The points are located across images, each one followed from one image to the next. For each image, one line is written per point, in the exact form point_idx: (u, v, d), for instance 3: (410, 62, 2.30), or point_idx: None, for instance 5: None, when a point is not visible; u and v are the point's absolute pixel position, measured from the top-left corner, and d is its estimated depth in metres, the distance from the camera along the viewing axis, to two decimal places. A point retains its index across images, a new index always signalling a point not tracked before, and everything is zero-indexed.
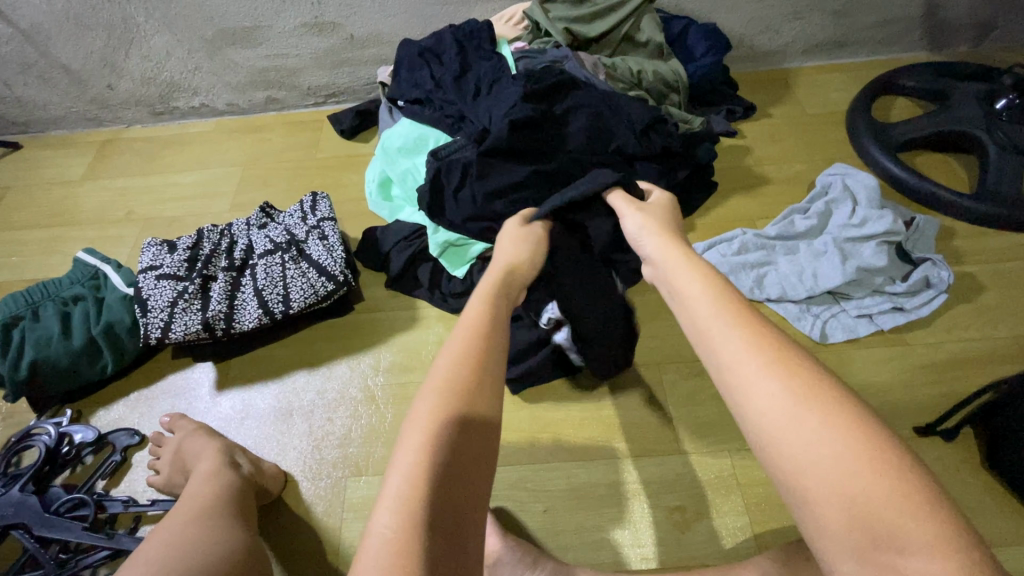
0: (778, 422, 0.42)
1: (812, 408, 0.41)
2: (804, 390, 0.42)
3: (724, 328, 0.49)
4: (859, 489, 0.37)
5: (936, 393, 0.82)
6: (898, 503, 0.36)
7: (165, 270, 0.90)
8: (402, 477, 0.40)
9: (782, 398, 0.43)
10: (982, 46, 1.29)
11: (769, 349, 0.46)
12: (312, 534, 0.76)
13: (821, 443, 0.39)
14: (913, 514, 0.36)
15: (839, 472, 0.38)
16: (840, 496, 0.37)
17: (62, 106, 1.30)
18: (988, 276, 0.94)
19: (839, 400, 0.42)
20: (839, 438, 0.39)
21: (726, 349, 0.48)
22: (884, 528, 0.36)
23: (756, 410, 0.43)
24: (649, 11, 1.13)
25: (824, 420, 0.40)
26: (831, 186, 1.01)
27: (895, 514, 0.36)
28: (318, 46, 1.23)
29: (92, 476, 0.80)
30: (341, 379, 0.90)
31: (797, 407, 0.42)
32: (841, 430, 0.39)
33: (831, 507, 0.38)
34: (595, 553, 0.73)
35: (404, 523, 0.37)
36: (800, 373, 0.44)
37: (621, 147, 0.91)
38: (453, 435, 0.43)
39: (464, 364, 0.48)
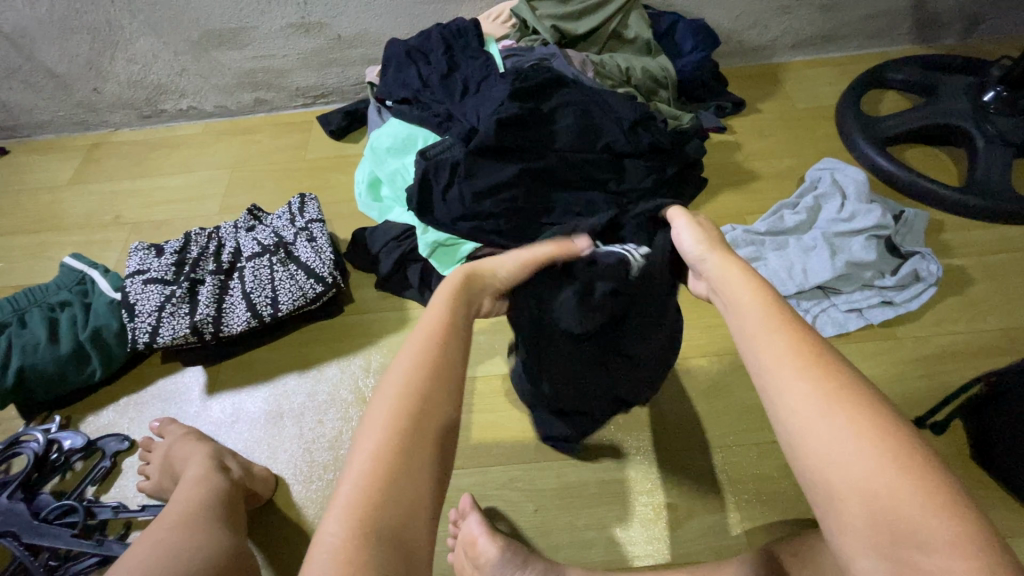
0: (801, 418, 0.39)
1: (838, 404, 0.38)
2: (835, 388, 0.39)
3: (761, 327, 0.45)
4: (883, 487, 0.34)
5: (926, 386, 0.82)
6: (924, 502, 0.33)
7: (152, 275, 0.89)
8: (356, 482, 0.39)
9: (809, 394, 0.39)
10: (970, 39, 1.29)
11: (803, 348, 0.42)
12: (304, 537, 0.76)
13: (845, 439, 0.36)
14: (939, 513, 0.33)
15: (863, 469, 0.35)
16: (863, 491, 0.34)
17: (47, 110, 1.29)
18: (976, 268, 0.94)
19: (872, 399, 0.38)
20: (865, 435, 0.36)
21: (763, 347, 0.44)
22: (905, 529, 0.33)
23: (785, 408, 0.40)
24: (636, 7, 1.13)
25: (850, 417, 0.37)
26: (821, 180, 1.01)
27: (919, 512, 0.33)
28: (305, 46, 1.22)
29: (82, 483, 0.79)
30: (331, 381, 0.90)
31: (825, 402, 0.39)
32: (868, 428, 0.36)
33: (852, 502, 0.35)
34: (587, 552, 0.73)
35: (354, 527, 0.36)
36: (836, 373, 0.40)
37: (609, 145, 0.91)
38: (412, 435, 0.41)
39: (420, 365, 0.45)
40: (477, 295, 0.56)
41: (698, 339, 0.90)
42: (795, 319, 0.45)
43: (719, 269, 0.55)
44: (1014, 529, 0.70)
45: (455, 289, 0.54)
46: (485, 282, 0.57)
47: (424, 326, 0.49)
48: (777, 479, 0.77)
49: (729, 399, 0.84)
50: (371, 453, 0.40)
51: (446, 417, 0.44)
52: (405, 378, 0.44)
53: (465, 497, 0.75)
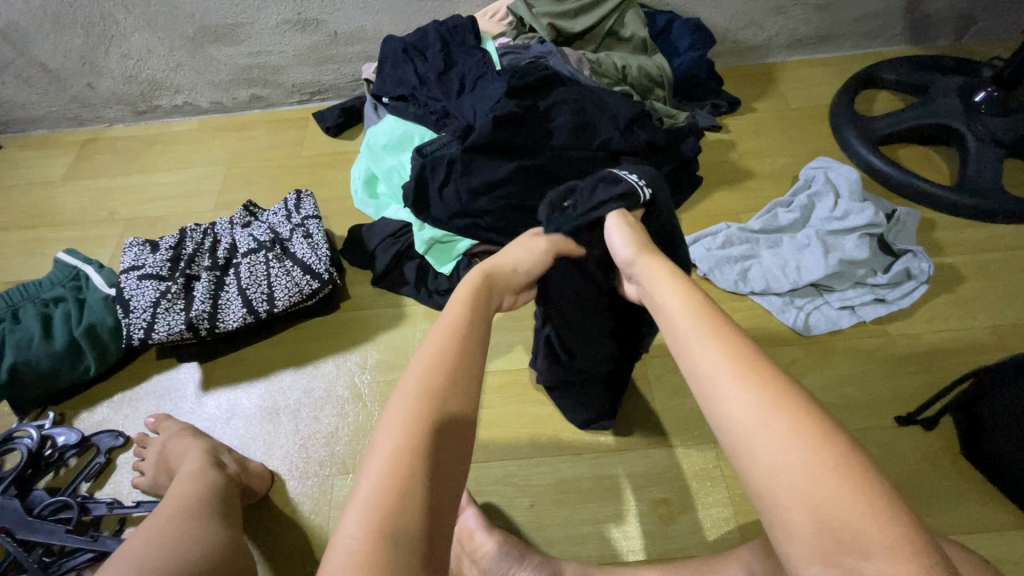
0: (744, 428, 0.39)
1: (779, 413, 0.39)
2: (774, 394, 0.40)
3: (700, 335, 0.46)
4: (827, 494, 0.35)
5: (916, 383, 0.83)
6: (862, 508, 0.34)
7: (147, 271, 0.89)
8: (373, 481, 0.39)
9: (752, 403, 0.40)
10: (963, 41, 1.31)
11: (742, 355, 0.44)
12: (301, 533, 0.76)
13: (788, 448, 0.37)
14: (878, 520, 0.33)
15: (807, 476, 0.36)
16: (807, 500, 0.35)
17: (41, 105, 1.28)
18: (967, 266, 0.95)
19: (807, 407, 0.39)
20: (805, 443, 0.37)
21: (701, 355, 0.45)
22: (847, 536, 0.33)
23: (725, 417, 0.41)
24: (632, 6, 1.14)
25: (790, 426, 0.38)
26: (814, 179, 1.02)
27: (860, 519, 0.33)
28: (301, 43, 1.22)
29: (76, 479, 0.79)
30: (327, 377, 0.90)
31: (765, 411, 0.39)
32: (807, 434, 0.37)
33: (797, 511, 0.35)
34: (582, 547, 0.74)
35: (371, 528, 0.37)
36: (773, 379, 0.41)
37: (606, 143, 0.90)
38: (426, 435, 0.42)
39: (435, 366, 0.47)
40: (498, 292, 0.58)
41: None
42: (730, 329, 0.46)
43: (648, 272, 0.56)
44: (1002, 522, 0.71)
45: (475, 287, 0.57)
46: (509, 278, 0.60)
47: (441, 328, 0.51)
48: None
49: None
50: (384, 453, 0.41)
51: (457, 414, 0.44)
52: (423, 376, 0.46)
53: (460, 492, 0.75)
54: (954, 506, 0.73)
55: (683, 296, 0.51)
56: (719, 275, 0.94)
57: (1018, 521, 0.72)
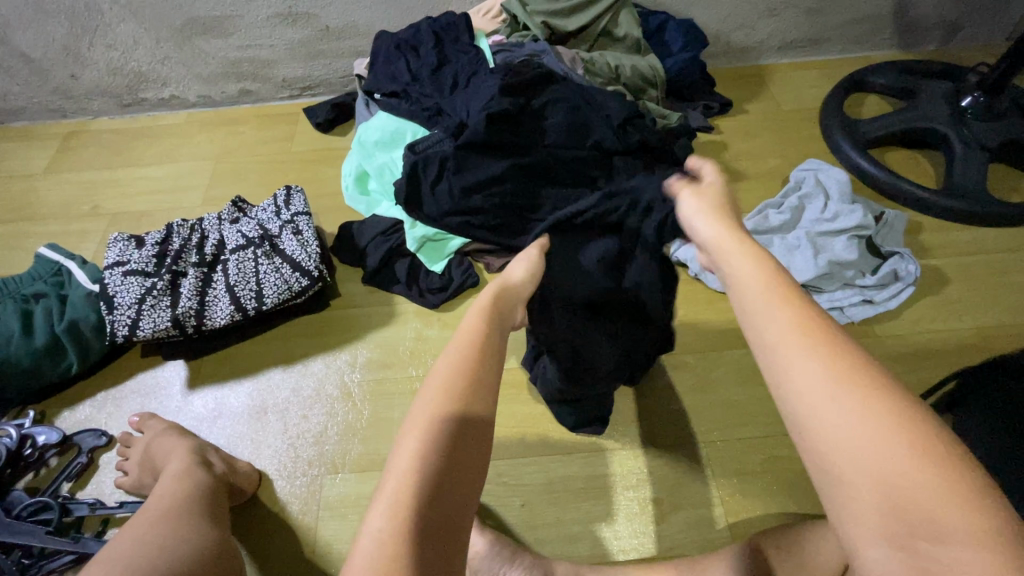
0: (811, 401, 0.35)
1: (853, 389, 0.34)
2: (841, 364, 0.36)
3: (760, 296, 0.42)
4: (904, 477, 0.31)
5: (904, 382, 0.84)
6: (944, 495, 0.30)
7: (132, 266, 0.87)
8: (399, 478, 0.38)
9: (820, 375, 0.36)
10: (949, 46, 1.33)
11: (806, 320, 0.39)
12: (289, 532, 0.75)
13: (859, 425, 0.33)
14: (959, 505, 0.30)
15: (881, 456, 0.32)
16: (879, 482, 0.31)
17: (22, 96, 1.25)
18: (952, 268, 0.97)
19: (880, 380, 0.35)
20: (882, 421, 0.33)
21: (763, 316, 0.40)
22: (923, 521, 0.30)
23: (790, 387, 0.36)
24: (626, 6, 1.14)
25: (864, 402, 0.34)
26: (805, 182, 1.03)
27: (939, 505, 0.30)
28: (292, 37, 1.20)
29: (57, 479, 0.77)
30: (317, 376, 0.89)
31: (837, 383, 0.35)
32: (883, 410, 0.33)
33: (868, 491, 0.32)
34: (573, 546, 0.73)
35: (397, 525, 0.36)
36: (842, 349, 0.37)
37: (599, 143, 0.89)
38: (447, 437, 0.40)
39: (468, 356, 0.46)
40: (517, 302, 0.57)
41: (683, 335, 0.91)
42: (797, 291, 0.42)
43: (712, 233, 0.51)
44: None
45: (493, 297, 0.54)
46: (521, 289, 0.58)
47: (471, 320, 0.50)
48: (761, 473, 0.78)
49: (713, 397, 0.85)
50: (415, 438, 0.40)
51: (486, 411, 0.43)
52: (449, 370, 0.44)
53: None
54: None
55: (744, 256, 0.46)
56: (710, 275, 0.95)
57: None
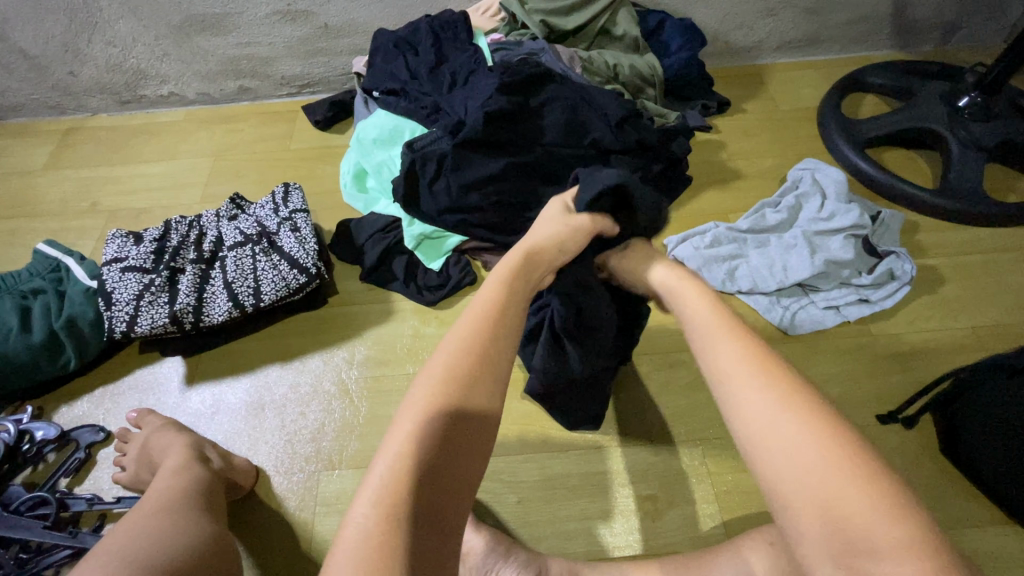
0: (758, 430, 0.42)
1: (794, 417, 0.41)
2: (783, 396, 0.43)
3: (718, 337, 0.50)
4: (840, 495, 0.37)
5: (899, 381, 0.85)
6: (875, 511, 0.36)
7: (130, 263, 0.87)
8: (392, 460, 0.40)
9: (766, 406, 0.43)
10: (947, 46, 1.33)
11: (757, 357, 0.47)
12: (286, 528, 0.76)
13: (799, 449, 0.39)
14: (886, 519, 0.35)
15: (822, 475, 0.38)
16: (817, 498, 0.37)
17: (21, 93, 1.25)
18: (948, 268, 0.97)
19: (818, 411, 0.42)
20: (819, 446, 0.39)
21: (719, 356, 0.48)
22: (856, 532, 0.35)
23: (743, 420, 0.43)
24: (624, 5, 1.14)
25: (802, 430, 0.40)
26: (802, 180, 1.03)
27: (869, 518, 0.35)
28: (291, 34, 1.20)
29: (55, 474, 0.78)
30: (314, 373, 0.89)
31: (780, 412, 0.42)
32: (822, 435, 0.40)
33: (809, 509, 0.37)
34: (569, 543, 0.74)
35: (388, 511, 0.38)
36: (785, 384, 0.44)
37: (596, 141, 0.91)
38: (441, 426, 0.43)
39: (471, 346, 0.48)
40: (540, 271, 0.59)
41: (680, 334, 0.92)
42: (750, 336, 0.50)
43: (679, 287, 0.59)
44: (979, 518, 0.73)
45: (514, 268, 0.57)
46: (548, 255, 0.59)
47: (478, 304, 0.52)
48: None
49: (709, 394, 0.85)
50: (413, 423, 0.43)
51: (487, 403, 0.46)
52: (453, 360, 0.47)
53: None
54: (933, 503, 0.75)
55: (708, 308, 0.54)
56: (708, 273, 0.95)
57: (994, 517, 0.73)
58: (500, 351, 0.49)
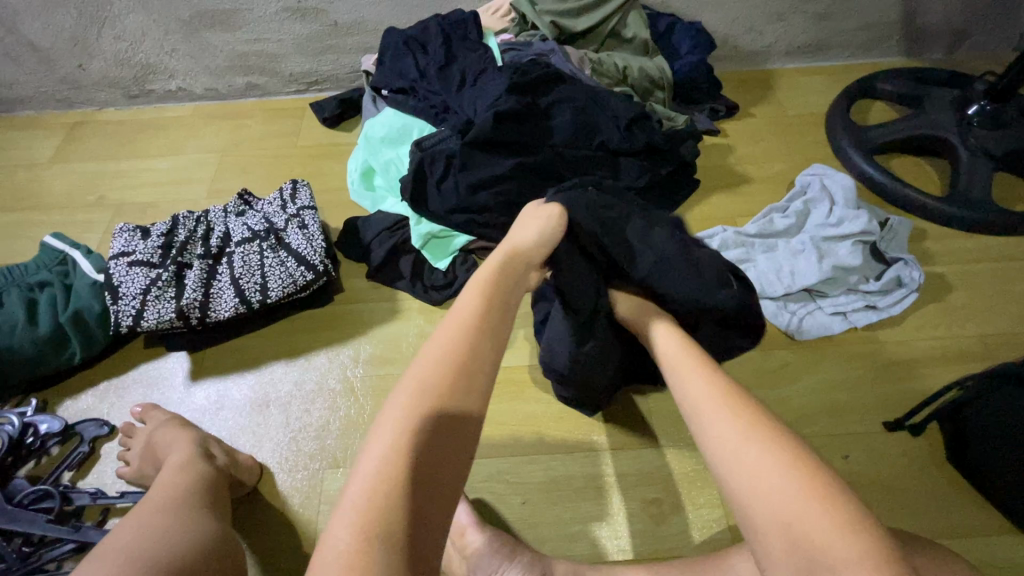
0: (725, 454, 0.45)
1: (756, 439, 0.44)
2: (745, 420, 0.46)
3: (687, 369, 0.53)
4: (795, 514, 0.40)
5: (905, 388, 0.85)
6: (833, 530, 0.38)
7: (137, 257, 0.87)
8: (363, 483, 0.40)
9: (732, 431, 0.45)
10: (956, 54, 1.33)
11: (722, 386, 0.50)
12: (290, 526, 0.75)
13: (759, 473, 0.42)
14: (842, 537, 0.38)
15: (780, 497, 0.41)
16: (779, 521, 0.40)
17: (29, 85, 1.25)
18: (956, 275, 0.97)
19: (781, 435, 0.44)
20: (778, 467, 0.42)
21: (687, 388, 0.51)
22: (814, 551, 0.38)
23: (707, 444, 0.47)
24: (635, 7, 1.14)
25: (765, 452, 0.43)
26: (810, 186, 1.03)
27: (826, 537, 0.38)
28: (300, 32, 1.20)
29: (58, 467, 0.77)
30: (319, 370, 0.89)
31: (744, 437, 0.45)
32: (782, 459, 0.42)
33: (771, 532, 0.40)
34: (573, 545, 0.74)
35: (360, 533, 0.37)
36: (748, 408, 0.47)
37: (605, 143, 0.92)
38: (418, 442, 0.42)
39: (448, 358, 0.47)
40: (526, 270, 0.59)
41: None
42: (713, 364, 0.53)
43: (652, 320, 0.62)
44: (982, 526, 0.73)
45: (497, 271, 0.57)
46: (531, 254, 0.59)
47: (455, 312, 0.52)
48: None
49: None
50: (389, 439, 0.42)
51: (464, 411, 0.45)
52: (427, 374, 0.46)
53: None
54: (938, 511, 0.74)
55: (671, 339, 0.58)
56: None
57: (999, 526, 0.73)
58: (478, 355, 0.49)
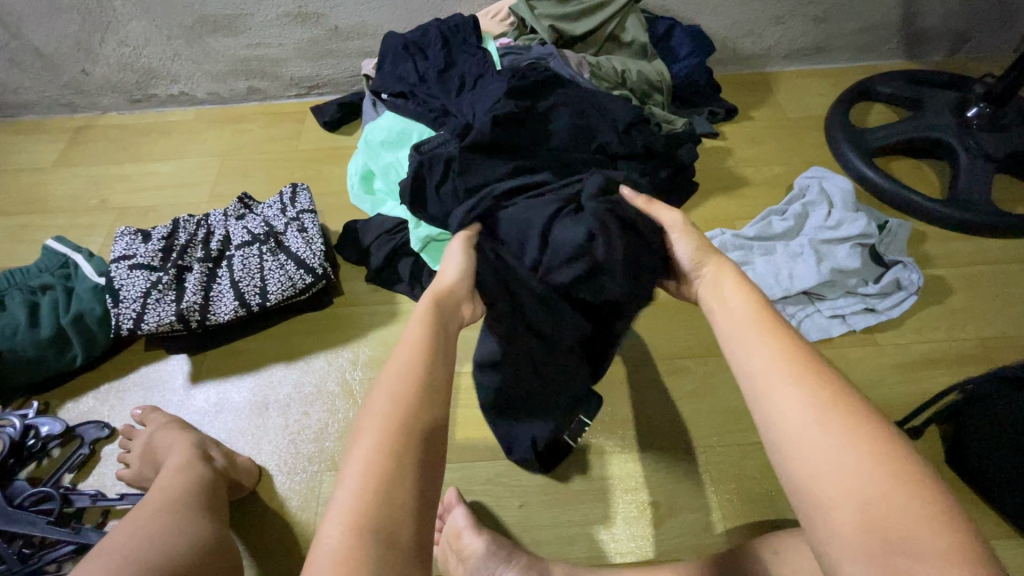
0: (797, 425, 0.41)
1: (837, 415, 0.40)
2: (822, 394, 0.42)
3: (753, 333, 0.48)
4: (875, 494, 0.36)
5: (903, 392, 0.84)
6: (919, 517, 0.34)
7: (138, 260, 0.88)
8: (349, 485, 0.40)
9: (807, 404, 0.41)
10: (957, 56, 1.33)
11: (796, 357, 0.45)
12: (288, 528, 0.76)
13: (838, 449, 0.38)
14: (929, 525, 0.34)
15: (859, 475, 0.37)
16: (857, 500, 0.36)
17: (34, 90, 1.26)
18: (956, 278, 0.96)
19: (862, 413, 0.40)
20: (857, 447, 0.38)
21: (753, 357, 0.46)
22: (895, 534, 0.34)
23: (776, 413, 0.42)
24: (633, 11, 1.14)
25: (845, 429, 0.39)
26: (808, 189, 1.03)
27: (910, 521, 0.34)
28: (300, 36, 1.21)
29: (59, 469, 0.78)
30: (318, 373, 0.89)
31: (821, 411, 0.40)
32: (862, 437, 0.38)
33: (845, 510, 0.36)
34: (571, 548, 0.74)
35: (349, 533, 0.37)
36: (825, 382, 0.42)
37: (603, 146, 0.91)
38: (399, 448, 0.42)
39: (412, 366, 0.47)
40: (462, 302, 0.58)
41: (686, 340, 0.91)
42: (786, 330, 0.48)
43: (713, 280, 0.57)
44: (983, 531, 0.73)
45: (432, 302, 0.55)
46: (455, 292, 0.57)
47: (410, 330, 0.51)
48: (759, 479, 0.78)
49: (714, 402, 0.85)
50: (369, 439, 0.42)
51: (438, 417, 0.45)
52: (390, 387, 0.45)
53: (450, 490, 0.75)
54: None
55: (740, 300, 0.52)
56: None
57: (998, 530, 0.73)
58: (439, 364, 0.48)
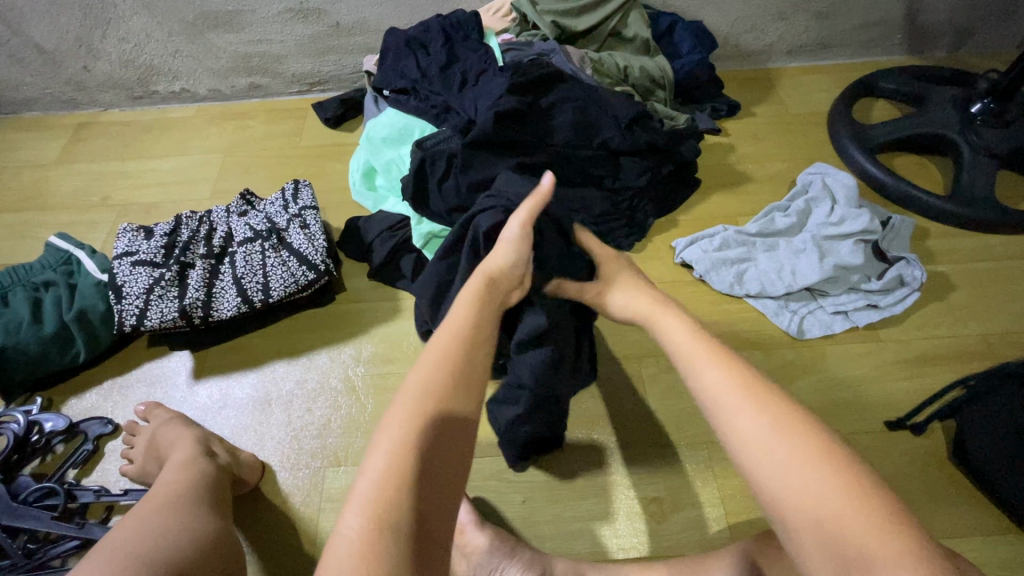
0: (751, 451, 0.43)
1: (787, 437, 0.42)
2: (774, 417, 0.44)
3: (702, 359, 0.50)
4: (828, 511, 0.38)
5: (906, 388, 0.84)
6: (870, 527, 0.37)
7: (140, 257, 0.88)
8: (372, 478, 0.40)
9: (763, 427, 0.44)
10: (959, 52, 1.32)
11: (743, 381, 0.47)
12: (291, 524, 0.76)
13: (791, 470, 0.41)
14: (881, 532, 0.37)
15: (814, 494, 0.39)
16: (812, 518, 0.39)
17: (35, 87, 1.26)
18: (959, 274, 0.96)
19: (811, 430, 0.43)
20: (809, 465, 0.41)
21: (709, 383, 0.48)
22: (849, 546, 0.37)
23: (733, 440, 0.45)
24: (636, 7, 1.14)
25: (793, 450, 0.42)
26: (812, 185, 1.02)
27: (861, 532, 0.37)
28: (302, 33, 1.21)
29: (63, 466, 0.78)
30: (320, 370, 0.89)
31: (774, 434, 0.43)
32: (811, 455, 0.41)
33: (802, 528, 0.39)
34: (574, 543, 0.74)
35: (369, 526, 0.37)
36: (774, 403, 0.45)
37: (605, 142, 0.92)
38: (424, 441, 0.42)
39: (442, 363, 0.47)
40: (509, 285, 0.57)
41: None
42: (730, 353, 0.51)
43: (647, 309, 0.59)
44: (986, 527, 0.73)
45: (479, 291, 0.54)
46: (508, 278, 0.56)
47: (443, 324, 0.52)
48: None
49: None
50: (394, 431, 0.42)
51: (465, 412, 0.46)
52: (421, 379, 0.46)
53: None
54: (941, 509, 0.74)
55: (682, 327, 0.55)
56: (716, 276, 0.94)
57: (1001, 526, 0.73)
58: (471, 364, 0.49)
